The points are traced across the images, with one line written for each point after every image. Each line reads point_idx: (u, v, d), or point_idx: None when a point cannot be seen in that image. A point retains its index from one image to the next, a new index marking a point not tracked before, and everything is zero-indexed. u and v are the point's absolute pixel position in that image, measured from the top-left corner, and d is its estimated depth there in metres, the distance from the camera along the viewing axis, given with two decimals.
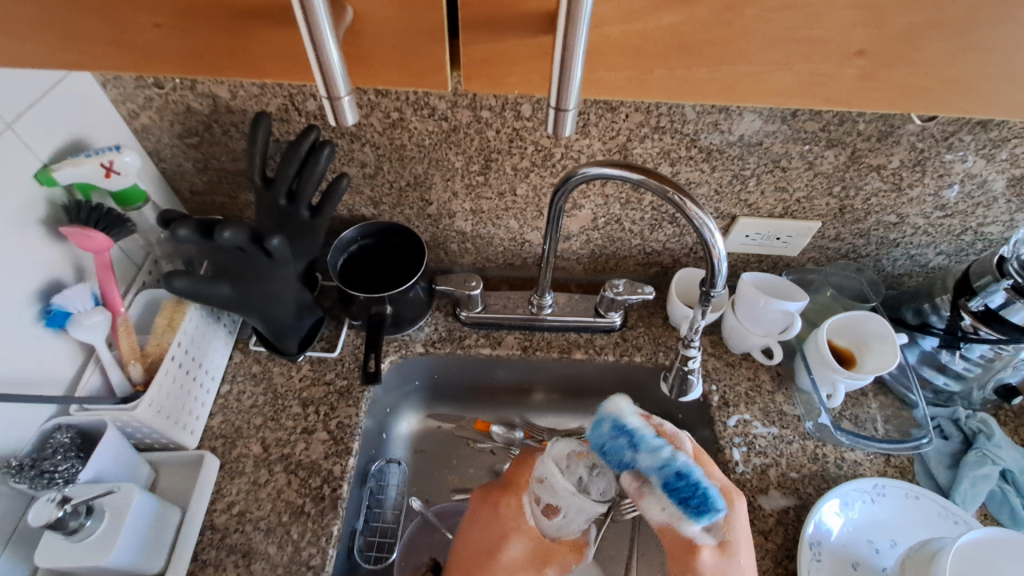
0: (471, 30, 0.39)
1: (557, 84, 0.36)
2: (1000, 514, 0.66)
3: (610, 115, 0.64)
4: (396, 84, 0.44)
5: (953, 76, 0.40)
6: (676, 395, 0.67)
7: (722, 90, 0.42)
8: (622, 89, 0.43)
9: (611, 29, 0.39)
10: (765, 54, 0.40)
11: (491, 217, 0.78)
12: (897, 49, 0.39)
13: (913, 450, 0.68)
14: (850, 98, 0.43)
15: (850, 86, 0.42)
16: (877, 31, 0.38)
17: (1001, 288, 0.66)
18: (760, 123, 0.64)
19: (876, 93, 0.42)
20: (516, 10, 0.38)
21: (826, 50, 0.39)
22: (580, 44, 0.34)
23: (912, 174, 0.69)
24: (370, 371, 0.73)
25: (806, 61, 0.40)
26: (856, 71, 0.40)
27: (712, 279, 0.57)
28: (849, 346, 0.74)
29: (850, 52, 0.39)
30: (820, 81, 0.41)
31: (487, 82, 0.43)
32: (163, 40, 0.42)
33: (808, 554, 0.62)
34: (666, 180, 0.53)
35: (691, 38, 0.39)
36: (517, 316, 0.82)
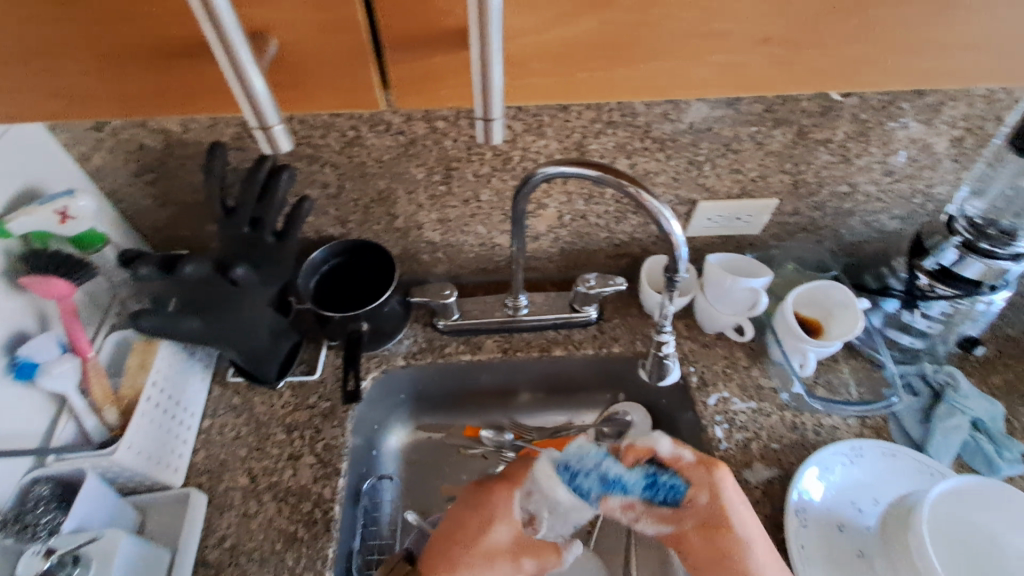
0: (398, 47, 0.40)
1: (483, 98, 0.37)
2: (975, 463, 0.68)
3: (563, 115, 0.65)
4: (334, 110, 0.45)
5: (863, 53, 0.42)
6: (655, 380, 0.69)
7: (655, 89, 0.44)
8: (553, 93, 0.44)
9: (536, 38, 0.40)
10: (685, 49, 0.41)
11: (459, 225, 0.79)
12: (802, 33, 0.41)
13: (886, 409, 0.72)
14: (771, 82, 0.44)
15: (769, 70, 0.43)
16: (783, 18, 0.40)
17: (952, 245, 0.68)
18: (707, 109, 0.66)
19: (791, 74, 0.44)
20: (437, 28, 0.39)
21: (739, 38, 0.41)
22: (495, 50, 0.34)
23: (857, 145, 0.71)
24: (349, 390, 0.74)
25: (724, 51, 0.42)
26: (770, 56, 0.42)
27: (675, 265, 0.58)
28: (815, 315, 0.75)
29: (758, 38, 0.41)
30: (736, 70, 0.43)
31: (420, 99, 0.43)
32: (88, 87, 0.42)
33: (795, 521, 0.62)
34: (613, 172, 0.55)
35: (613, 39, 0.40)
36: (494, 319, 0.82)
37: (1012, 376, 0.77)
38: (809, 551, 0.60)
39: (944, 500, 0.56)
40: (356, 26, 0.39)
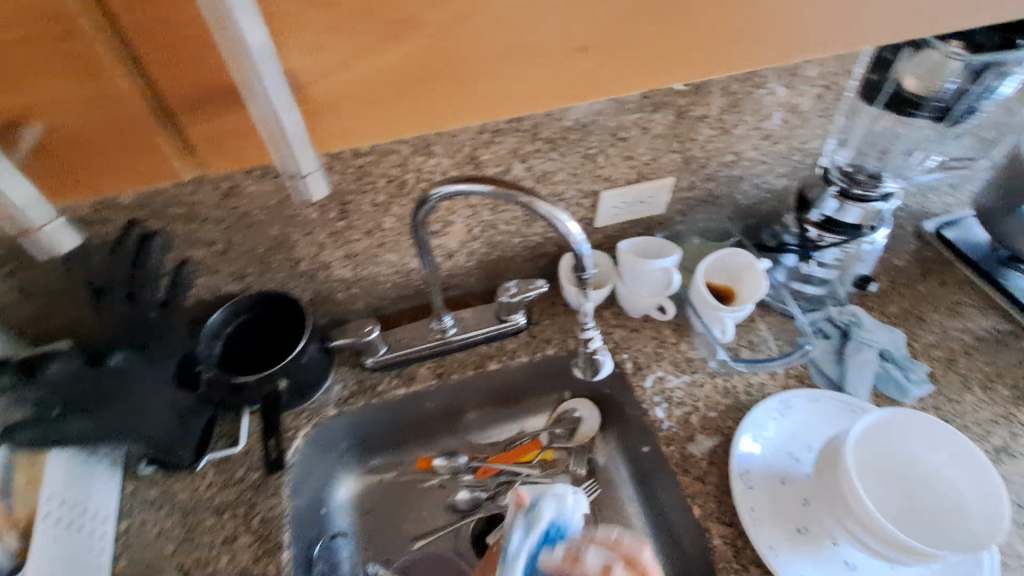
0: (192, 114, 0.46)
1: (291, 151, 0.42)
2: (889, 391, 0.73)
3: (448, 130, 0.63)
4: (138, 185, 0.50)
5: (677, 46, 0.49)
6: (591, 375, 0.70)
7: (487, 104, 0.50)
8: (364, 132, 0.49)
9: (324, 82, 0.45)
10: (503, 67, 0.47)
11: (367, 257, 0.76)
12: (613, 38, 0.47)
13: (803, 357, 0.77)
14: (599, 85, 0.51)
15: (591, 70, 0.50)
16: (591, 28, 0.46)
17: (831, 196, 0.73)
18: (589, 103, 0.66)
19: (615, 73, 0.50)
20: (211, 87, 0.45)
21: (553, 47, 0.47)
22: (272, 92, 0.39)
23: (732, 116, 0.75)
24: (271, 459, 0.70)
25: (545, 61, 0.48)
26: (588, 60, 0.49)
27: (581, 264, 0.59)
28: (726, 283, 0.78)
29: (575, 46, 0.47)
30: (564, 78, 0.50)
31: (224, 159, 0.49)
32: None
33: (740, 484, 0.64)
34: (503, 186, 0.56)
35: (410, 78, 0.46)
36: (424, 345, 0.79)
37: (905, 303, 0.84)
38: (760, 512, 0.62)
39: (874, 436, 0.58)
40: (120, 91, 0.44)
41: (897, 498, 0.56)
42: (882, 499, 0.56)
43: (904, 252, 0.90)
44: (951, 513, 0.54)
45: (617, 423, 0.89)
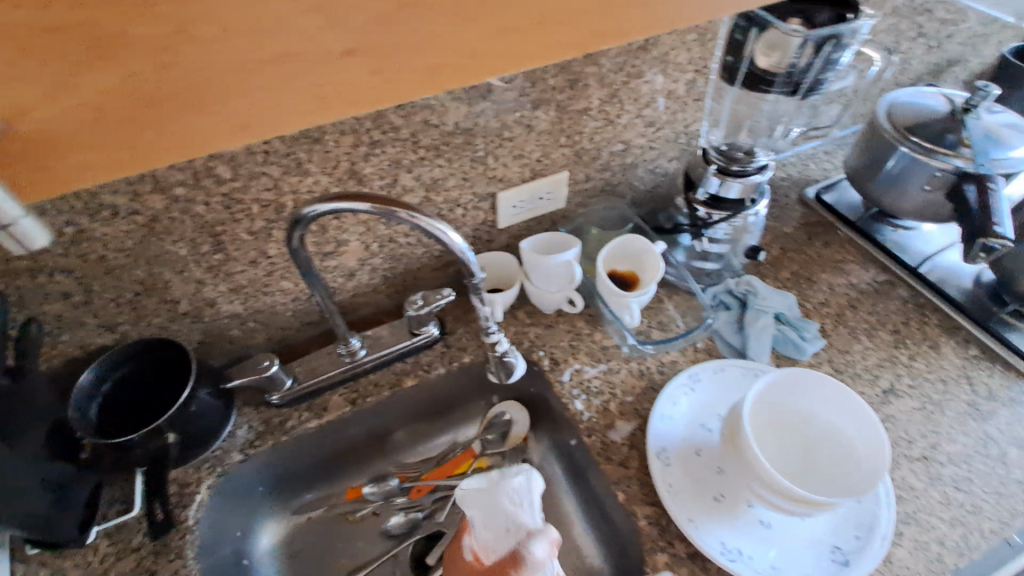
0: None
1: None
2: (788, 351, 0.77)
3: (319, 146, 0.60)
4: None
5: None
6: (504, 378, 0.69)
7: (240, 129, 0.30)
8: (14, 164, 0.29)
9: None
10: (240, 86, 0.29)
11: (258, 288, 0.71)
12: (385, 30, 0.30)
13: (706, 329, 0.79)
14: (384, 79, 0.31)
15: (372, 83, 0.31)
16: (373, 39, 0.30)
17: (712, 175, 0.76)
18: (466, 106, 0.65)
19: (430, 57, 0.32)
20: None
21: (309, 54, 0.29)
22: None
23: (614, 106, 0.76)
24: (156, 521, 0.64)
25: (306, 73, 0.30)
26: (365, 69, 0.31)
27: (469, 271, 0.58)
28: (629, 268, 0.79)
29: (337, 50, 0.29)
30: (330, 91, 0.31)
31: None
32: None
33: (657, 463, 0.65)
34: (379, 202, 0.53)
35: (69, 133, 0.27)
36: (333, 372, 0.76)
37: (796, 267, 0.89)
38: (677, 488, 0.63)
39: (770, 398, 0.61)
40: None
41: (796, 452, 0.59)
42: (782, 456, 0.59)
43: (792, 220, 0.96)
44: (844, 459, 0.57)
45: (547, 420, 0.89)
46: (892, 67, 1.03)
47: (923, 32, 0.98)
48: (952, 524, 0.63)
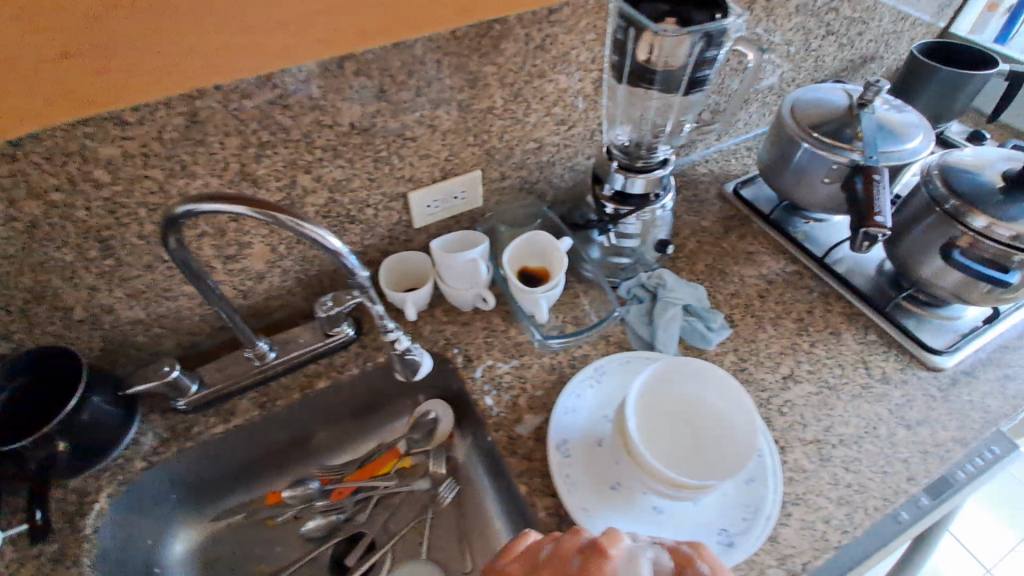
0: None
1: None
2: (694, 341, 0.79)
3: (204, 149, 0.59)
4: None
5: None
6: (410, 376, 0.70)
7: None
8: None
9: None
10: None
11: (159, 293, 0.70)
12: None
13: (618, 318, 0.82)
14: None
15: None
16: None
17: (616, 172, 0.76)
18: (360, 107, 0.64)
19: None
20: None
21: None
22: None
23: (519, 105, 0.76)
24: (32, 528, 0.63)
25: None
26: None
27: (352, 272, 0.58)
28: (540, 264, 0.80)
29: None
30: None
31: None
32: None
33: (557, 455, 0.66)
34: (254, 204, 0.52)
35: None
36: (243, 376, 0.76)
37: (711, 259, 0.91)
38: (575, 479, 0.65)
39: (658, 387, 0.63)
40: None
41: (682, 439, 0.61)
42: (668, 444, 0.61)
43: (709, 214, 0.99)
44: (723, 441, 0.60)
45: (471, 416, 0.89)
46: (810, 63, 1.05)
47: (834, 30, 1.01)
48: (839, 504, 0.65)
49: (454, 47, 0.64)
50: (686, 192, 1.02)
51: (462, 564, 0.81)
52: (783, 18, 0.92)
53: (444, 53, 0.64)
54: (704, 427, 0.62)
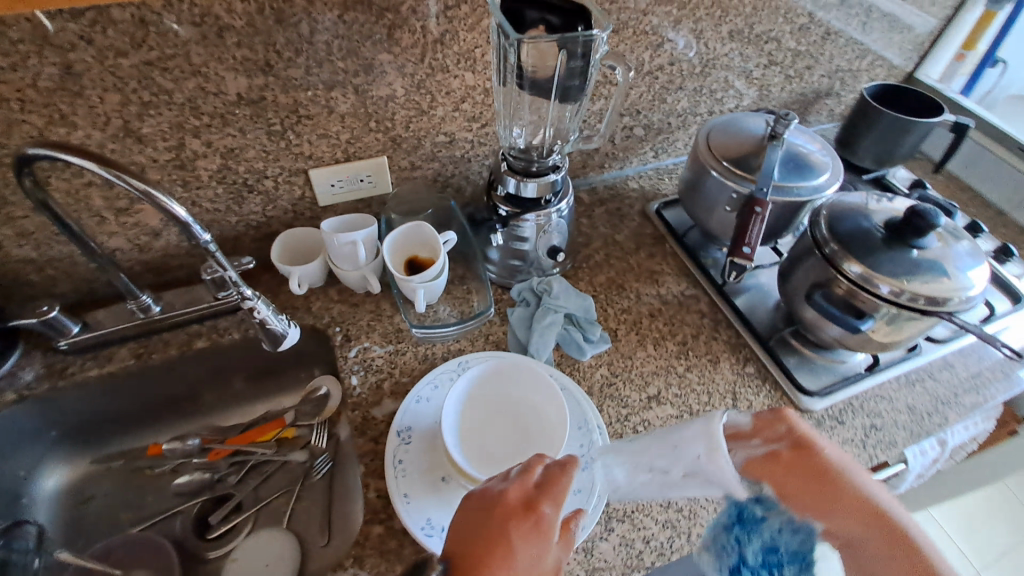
0: None
1: None
2: (570, 350, 0.79)
3: (81, 102, 0.62)
4: None
5: None
6: (274, 346, 0.73)
7: None
8: None
9: None
10: None
11: (47, 235, 0.73)
12: None
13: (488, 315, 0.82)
14: None
15: None
16: None
17: (507, 176, 0.76)
18: (245, 79, 0.66)
19: None
20: None
21: None
22: None
23: (423, 97, 0.76)
24: None
25: None
26: None
27: (191, 234, 0.59)
28: (428, 256, 0.80)
29: None
30: None
31: None
32: (820, 463, 0.54)
33: (396, 442, 0.68)
34: (107, 165, 0.54)
35: None
36: (127, 325, 0.79)
37: (612, 274, 0.91)
38: (406, 465, 0.66)
39: (484, 395, 0.70)
40: None
41: (511, 439, 0.68)
42: (499, 445, 0.67)
43: (627, 228, 0.98)
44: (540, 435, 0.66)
45: None
46: (755, 92, 1.04)
47: (778, 61, 1.00)
48: (663, 526, 0.65)
49: (344, 31, 0.66)
50: (611, 205, 1.02)
51: (317, 539, 0.79)
52: (718, 42, 0.91)
53: (334, 36, 0.66)
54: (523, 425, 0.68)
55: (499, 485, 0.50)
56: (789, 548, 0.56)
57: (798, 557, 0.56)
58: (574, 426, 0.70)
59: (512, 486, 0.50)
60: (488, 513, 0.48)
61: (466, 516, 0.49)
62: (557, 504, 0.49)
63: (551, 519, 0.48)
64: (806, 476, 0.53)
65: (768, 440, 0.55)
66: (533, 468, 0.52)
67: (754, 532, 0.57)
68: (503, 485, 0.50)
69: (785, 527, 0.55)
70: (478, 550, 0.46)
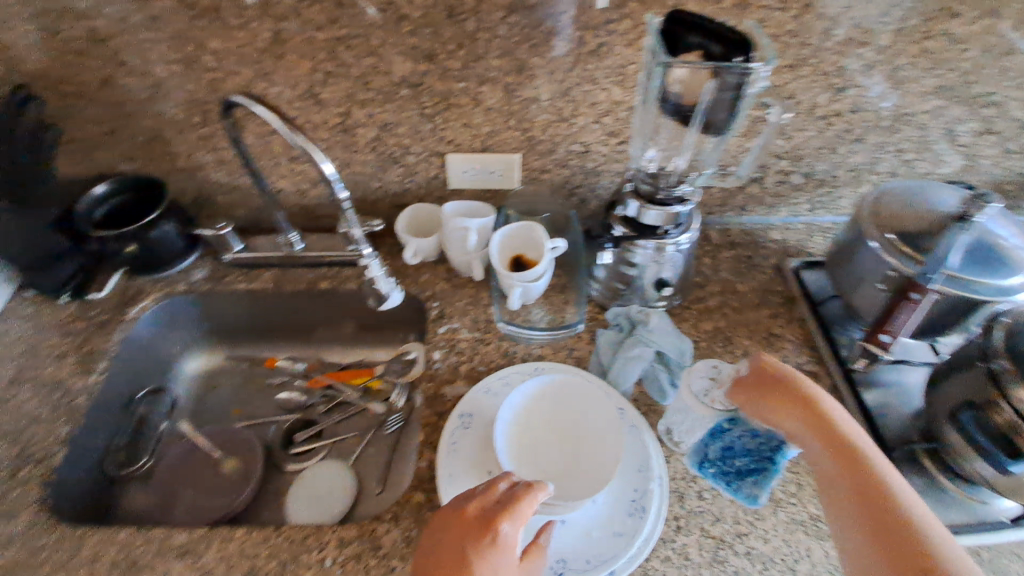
0: None
1: None
2: (652, 389, 0.73)
3: (283, 63, 0.73)
4: None
5: None
6: (379, 304, 0.79)
7: None
8: None
9: None
10: None
11: (237, 167, 0.88)
12: None
13: (571, 332, 0.81)
14: None
15: None
16: None
17: (630, 199, 0.74)
18: (412, 64, 0.73)
19: None
20: None
21: None
22: None
23: (567, 104, 0.78)
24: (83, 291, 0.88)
25: None
26: None
27: (331, 186, 0.67)
28: (536, 257, 0.82)
29: None
30: None
31: None
32: (791, 390, 0.59)
33: (456, 423, 0.70)
34: (284, 121, 0.64)
35: None
36: (273, 255, 0.93)
37: (721, 323, 0.83)
38: (459, 448, 0.68)
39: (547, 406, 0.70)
40: None
41: (563, 457, 0.67)
42: (549, 463, 0.67)
43: (754, 280, 0.89)
44: (595, 459, 0.65)
45: None
46: (957, 160, 0.87)
47: (999, 129, 0.83)
48: None
49: (505, 32, 0.70)
50: (743, 251, 0.93)
51: (372, 487, 0.85)
52: (917, 96, 0.79)
53: (495, 35, 0.70)
54: (581, 445, 0.68)
55: (463, 502, 0.55)
56: (746, 447, 0.61)
57: (752, 456, 0.61)
58: (632, 467, 0.65)
59: (474, 501, 0.54)
60: (451, 528, 0.53)
61: (434, 528, 0.54)
62: (516, 523, 0.52)
63: (511, 538, 0.52)
64: (783, 392, 0.58)
65: (754, 365, 0.61)
66: (499, 486, 0.55)
67: (719, 437, 0.62)
68: (466, 500, 0.54)
69: (746, 433, 0.61)
70: (438, 563, 0.51)
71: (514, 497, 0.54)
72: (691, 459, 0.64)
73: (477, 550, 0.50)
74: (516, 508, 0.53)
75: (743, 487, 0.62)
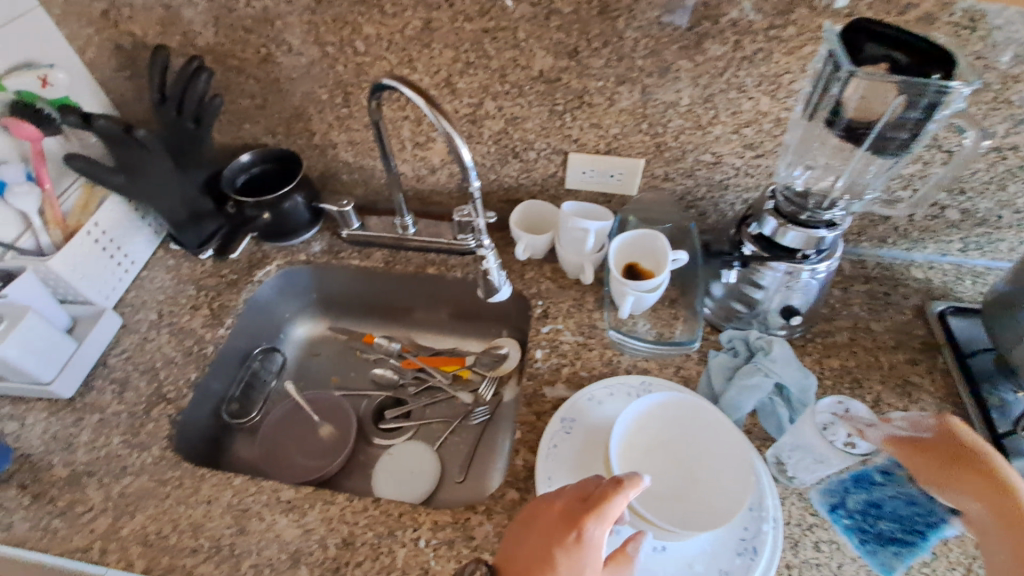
0: None
1: None
2: (767, 423, 0.68)
3: (427, 51, 0.75)
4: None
5: None
6: (487, 296, 0.80)
7: None
8: None
9: None
10: None
11: (366, 148, 0.92)
12: None
13: (684, 351, 0.77)
14: None
15: None
16: None
17: (769, 216, 0.69)
18: (552, 59, 0.73)
19: None
20: None
21: None
22: None
23: (706, 111, 0.74)
24: (219, 250, 0.95)
25: None
26: None
27: (465, 174, 0.68)
28: (652, 267, 0.79)
29: None
30: None
31: None
32: (982, 472, 0.48)
33: (557, 427, 0.69)
34: (431, 107, 0.66)
35: None
36: (386, 236, 0.96)
37: (848, 361, 0.76)
38: (559, 451, 0.67)
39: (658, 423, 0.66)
40: None
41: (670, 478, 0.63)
42: (656, 483, 0.62)
43: (890, 319, 0.81)
44: (705, 488, 0.61)
45: None
46: None
47: None
48: None
49: (655, 32, 0.67)
50: (878, 286, 0.85)
51: (456, 475, 0.86)
52: None
53: (645, 35, 0.68)
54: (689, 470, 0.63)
55: (551, 496, 0.52)
56: (897, 512, 0.56)
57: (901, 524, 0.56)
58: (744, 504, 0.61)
59: (560, 496, 0.51)
60: (537, 522, 0.51)
61: (522, 520, 0.53)
62: (603, 523, 0.48)
63: (597, 539, 0.48)
64: (968, 465, 0.49)
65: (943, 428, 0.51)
66: (587, 482, 0.51)
67: (869, 489, 0.58)
68: (554, 495, 0.52)
69: (899, 497, 0.56)
70: (522, 557, 0.49)
71: (600, 493, 0.49)
72: (822, 501, 0.62)
73: (559, 547, 0.47)
74: (601, 506, 0.48)
75: (880, 553, 0.57)
